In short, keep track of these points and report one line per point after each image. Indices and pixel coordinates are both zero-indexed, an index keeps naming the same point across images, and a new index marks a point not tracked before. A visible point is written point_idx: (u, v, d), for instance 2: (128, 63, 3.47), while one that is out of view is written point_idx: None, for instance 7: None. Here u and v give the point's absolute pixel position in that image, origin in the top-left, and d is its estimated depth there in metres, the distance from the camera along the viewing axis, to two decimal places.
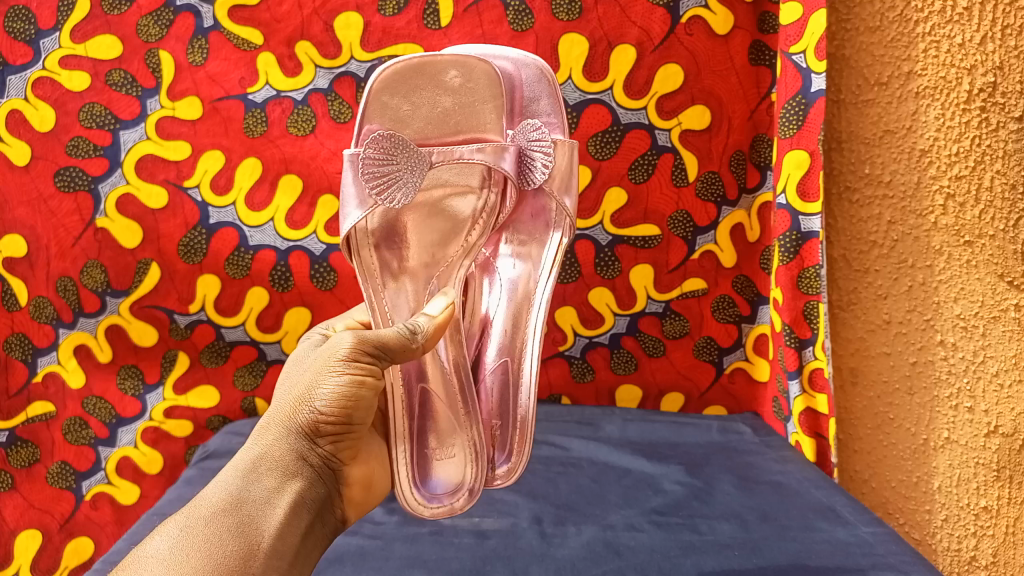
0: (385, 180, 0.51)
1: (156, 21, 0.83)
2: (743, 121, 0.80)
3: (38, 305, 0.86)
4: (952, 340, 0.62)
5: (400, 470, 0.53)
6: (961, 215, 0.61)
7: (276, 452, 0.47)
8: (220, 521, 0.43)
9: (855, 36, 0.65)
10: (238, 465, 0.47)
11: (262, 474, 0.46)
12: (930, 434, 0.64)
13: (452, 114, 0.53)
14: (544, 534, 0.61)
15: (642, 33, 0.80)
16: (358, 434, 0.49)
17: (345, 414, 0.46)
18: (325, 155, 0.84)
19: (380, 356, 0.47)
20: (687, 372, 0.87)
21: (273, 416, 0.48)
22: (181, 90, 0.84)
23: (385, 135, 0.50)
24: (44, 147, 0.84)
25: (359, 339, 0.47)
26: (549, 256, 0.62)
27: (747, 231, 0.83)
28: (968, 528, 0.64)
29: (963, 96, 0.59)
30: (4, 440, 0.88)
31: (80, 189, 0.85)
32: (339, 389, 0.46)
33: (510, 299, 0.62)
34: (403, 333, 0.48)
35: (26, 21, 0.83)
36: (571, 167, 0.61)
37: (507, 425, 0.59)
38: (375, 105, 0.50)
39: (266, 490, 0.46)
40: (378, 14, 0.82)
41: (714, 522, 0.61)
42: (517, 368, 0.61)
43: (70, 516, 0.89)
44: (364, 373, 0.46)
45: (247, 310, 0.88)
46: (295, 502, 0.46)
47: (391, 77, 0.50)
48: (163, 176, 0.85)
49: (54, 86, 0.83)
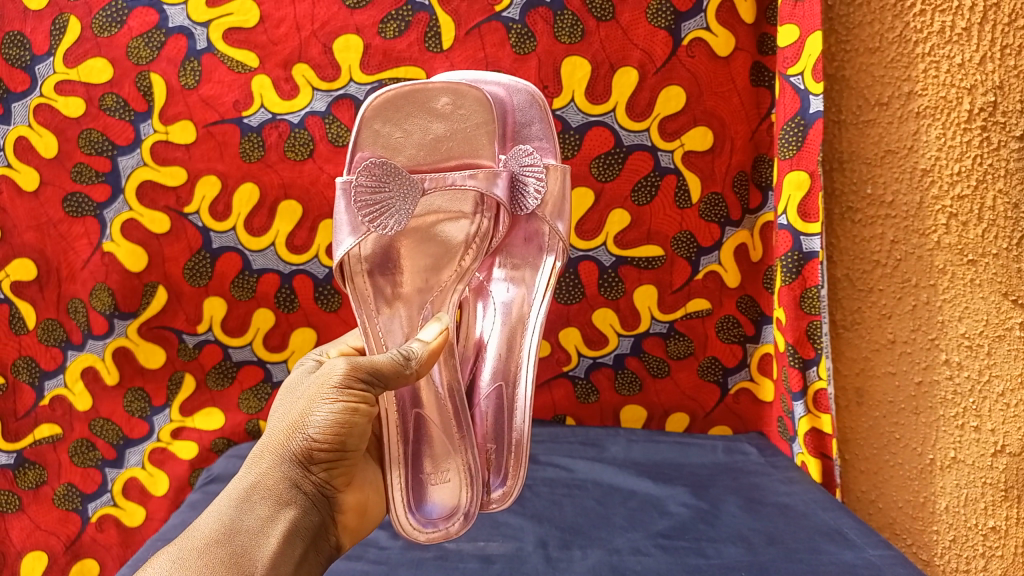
0: (377, 208, 0.51)
1: (145, 43, 0.83)
2: (745, 141, 0.81)
3: (48, 327, 0.87)
4: (956, 360, 0.62)
5: (395, 497, 0.54)
6: (964, 235, 0.61)
7: (270, 480, 0.47)
8: (214, 551, 0.43)
9: (854, 57, 0.65)
10: (231, 494, 0.47)
11: (255, 503, 0.46)
12: (936, 454, 0.64)
13: (444, 140, 0.53)
14: (550, 558, 0.61)
15: (644, 55, 0.80)
16: (352, 460, 0.49)
17: (339, 441, 0.46)
18: (325, 180, 0.85)
19: (373, 382, 0.47)
20: (692, 393, 0.87)
21: (266, 444, 0.48)
22: (172, 115, 0.84)
23: (376, 162, 0.51)
24: (52, 173, 0.85)
25: (352, 365, 0.47)
26: (542, 281, 0.62)
27: (751, 251, 0.83)
28: (977, 549, 0.63)
29: (963, 116, 0.59)
30: (11, 462, 0.88)
31: (87, 214, 0.86)
32: (332, 416, 0.46)
33: (504, 323, 0.62)
34: (397, 359, 0.48)
35: (22, 47, 0.84)
36: (564, 192, 0.60)
37: (502, 449, 0.60)
38: (367, 133, 0.51)
39: (259, 519, 0.46)
40: (378, 36, 0.82)
41: (720, 545, 0.61)
42: (512, 392, 0.60)
43: (76, 537, 0.89)
44: (357, 400, 0.46)
45: (255, 330, 0.88)
46: (289, 530, 0.46)
47: (382, 105, 0.50)
48: (164, 204, 0.86)
49: (53, 113, 0.84)
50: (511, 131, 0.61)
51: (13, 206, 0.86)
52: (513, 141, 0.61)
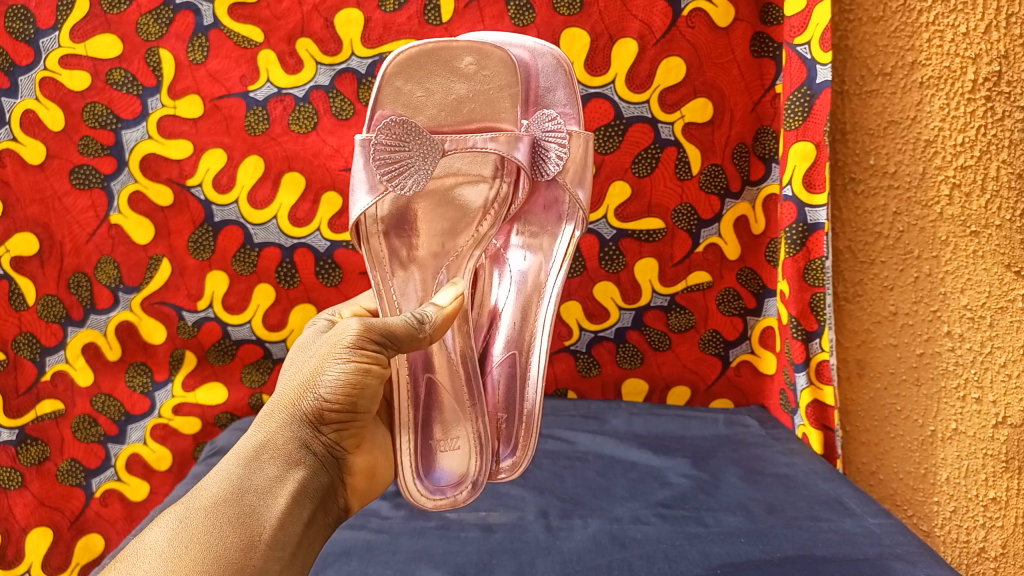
0: (396, 167, 0.51)
1: (156, 20, 0.83)
2: (745, 113, 0.80)
3: (49, 302, 0.87)
4: (958, 331, 0.62)
5: (404, 462, 0.53)
6: (967, 206, 0.61)
7: (279, 440, 0.47)
8: (221, 511, 0.43)
9: (858, 27, 0.64)
10: (240, 453, 0.47)
11: (264, 462, 0.46)
12: (937, 425, 0.64)
13: (466, 101, 0.53)
14: (551, 527, 0.61)
15: (644, 26, 0.79)
16: (362, 422, 0.49)
17: (349, 401, 0.47)
18: (327, 152, 0.85)
19: (386, 344, 0.48)
20: (693, 365, 0.87)
21: (275, 404, 0.49)
22: (182, 88, 0.84)
23: (398, 121, 0.50)
24: (58, 146, 0.85)
25: (366, 326, 0.47)
26: (560, 249, 0.62)
27: (752, 224, 0.83)
28: (977, 520, 0.63)
29: (967, 85, 0.59)
30: (14, 438, 0.88)
31: (94, 186, 0.85)
32: (343, 376, 0.46)
33: (518, 293, 0.62)
34: (411, 323, 0.49)
35: (26, 20, 0.83)
36: (585, 159, 0.60)
37: (513, 418, 0.60)
38: (389, 91, 0.51)
39: (269, 478, 0.46)
40: (378, 10, 0.82)
41: (720, 515, 0.61)
42: (525, 362, 0.61)
43: (81, 512, 0.90)
44: (369, 361, 0.47)
45: (255, 307, 0.88)
46: (297, 490, 0.46)
47: (405, 62, 0.50)
48: (167, 175, 0.85)
49: (57, 86, 0.83)
50: (533, 96, 0.61)
51: (18, 179, 0.85)
52: (536, 105, 0.61)
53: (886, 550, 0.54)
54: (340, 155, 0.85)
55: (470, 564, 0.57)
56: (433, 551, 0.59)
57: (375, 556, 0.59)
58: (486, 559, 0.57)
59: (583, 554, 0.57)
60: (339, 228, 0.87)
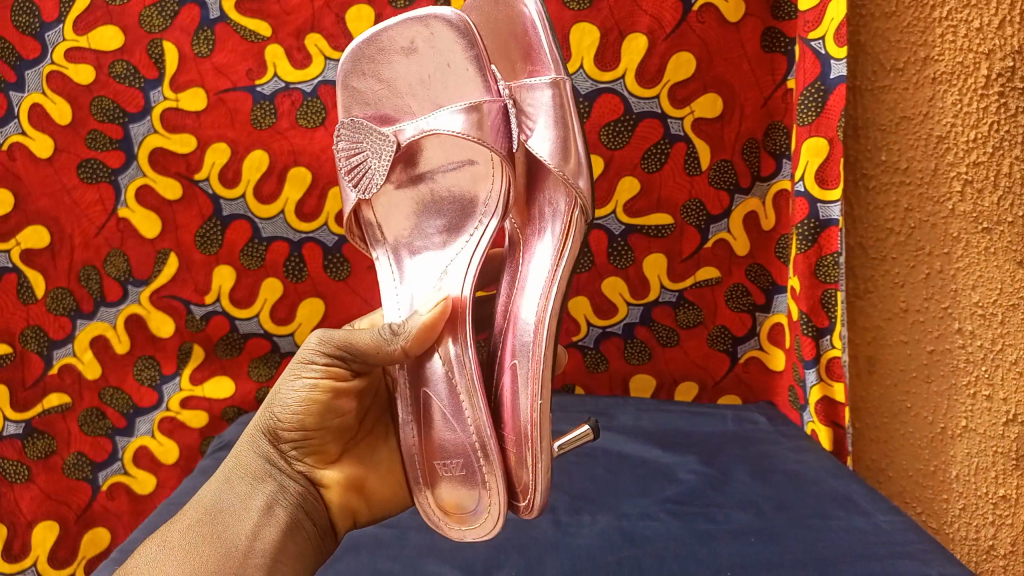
0: (358, 168, 0.54)
1: (158, 12, 0.82)
2: (756, 109, 0.79)
3: (58, 296, 0.87)
4: (969, 328, 0.62)
5: None
6: (979, 202, 0.60)
7: (251, 459, 0.52)
8: (193, 528, 0.49)
9: (870, 21, 0.64)
10: (221, 472, 0.53)
11: (238, 481, 0.52)
12: (947, 423, 0.64)
13: (423, 81, 0.53)
14: (559, 523, 0.61)
15: (654, 21, 0.79)
16: (325, 435, 0.52)
17: (301, 416, 0.50)
18: (336, 148, 0.85)
19: (339, 360, 0.50)
20: (701, 361, 0.87)
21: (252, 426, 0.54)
22: (185, 81, 0.83)
23: (346, 123, 0.54)
24: (67, 140, 0.84)
25: (314, 344, 0.51)
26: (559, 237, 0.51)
27: (762, 219, 0.82)
28: (987, 518, 0.63)
29: (981, 81, 0.58)
30: (20, 432, 0.88)
31: (102, 179, 0.85)
32: (294, 397, 0.50)
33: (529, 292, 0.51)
34: (379, 335, 0.50)
35: (31, 13, 0.82)
36: (561, 115, 0.50)
37: (522, 443, 0.49)
38: (353, 93, 0.55)
39: (238, 495, 0.51)
40: (390, 5, 0.81)
41: (730, 511, 0.61)
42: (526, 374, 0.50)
43: (87, 506, 0.90)
44: (315, 376, 0.50)
45: (262, 300, 0.88)
46: (265, 504, 0.50)
47: (356, 62, 0.55)
48: (175, 170, 0.85)
49: (64, 80, 0.83)
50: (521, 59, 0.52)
51: (28, 171, 0.85)
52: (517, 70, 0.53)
53: (898, 549, 0.54)
54: None
55: (479, 559, 0.57)
56: (442, 547, 0.59)
57: (384, 551, 0.59)
58: (494, 555, 0.57)
59: (593, 550, 0.57)
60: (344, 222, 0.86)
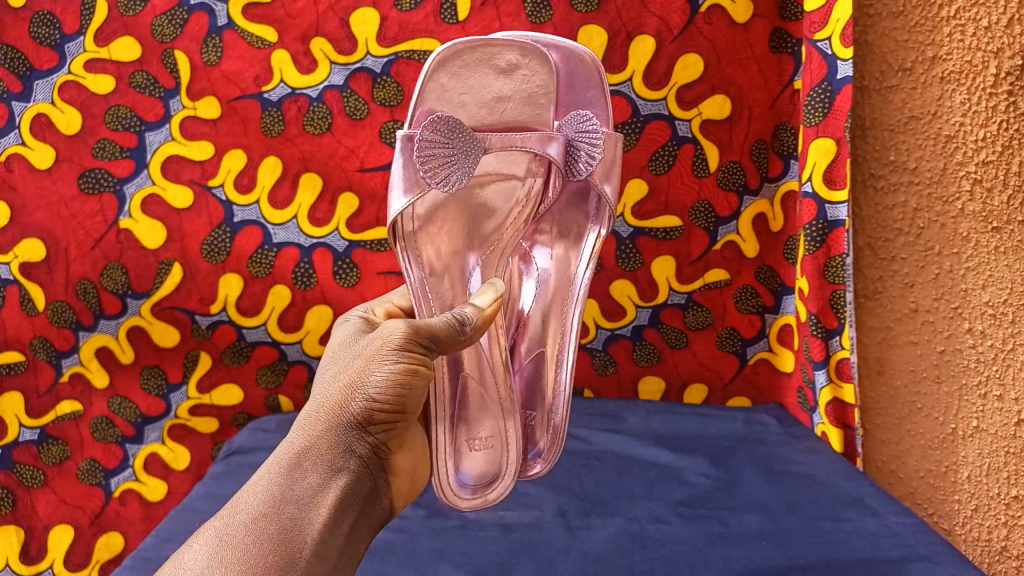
0: (440, 162, 0.53)
1: (169, 21, 0.82)
2: (764, 109, 0.79)
3: (58, 309, 0.87)
4: (980, 328, 0.62)
5: (439, 462, 0.54)
6: (988, 202, 0.60)
7: (324, 445, 0.45)
8: (261, 525, 0.42)
9: (878, 21, 0.64)
10: (282, 460, 0.45)
11: (306, 470, 0.45)
12: (958, 423, 0.64)
13: (506, 101, 0.56)
14: (570, 526, 0.61)
15: (661, 23, 0.79)
16: (405, 425, 0.48)
17: (399, 402, 0.46)
18: (342, 153, 0.85)
19: (430, 346, 0.48)
20: (710, 363, 0.87)
21: (317, 408, 0.47)
22: (198, 90, 0.84)
23: (441, 117, 0.52)
24: (69, 149, 0.85)
25: (412, 328, 0.47)
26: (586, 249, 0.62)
27: (770, 221, 0.82)
28: (999, 518, 0.63)
29: (989, 81, 0.58)
30: (35, 438, 0.89)
31: (105, 190, 0.86)
32: (391, 376, 0.46)
33: (547, 289, 0.63)
34: (452, 324, 0.49)
35: (50, 25, 0.82)
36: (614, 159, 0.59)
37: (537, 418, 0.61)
38: (433, 88, 0.53)
39: (309, 486, 0.44)
40: (395, 9, 0.81)
41: (741, 515, 0.61)
42: (552, 360, 0.62)
43: (101, 511, 0.90)
44: (416, 363, 0.47)
45: (270, 308, 0.89)
46: (340, 499, 0.45)
47: (450, 58, 0.52)
48: (189, 177, 0.86)
49: (79, 89, 0.83)
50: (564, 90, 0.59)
51: (24, 182, 0.85)
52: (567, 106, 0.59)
53: (910, 551, 0.54)
54: (355, 156, 0.85)
55: (490, 563, 0.57)
56: (453, 551, 0.59)
57: (395, 556, 0.59)
58: (506, 559, 0.57)
59: (603, 554, 0.57)
60: (356, 227, 0.87)
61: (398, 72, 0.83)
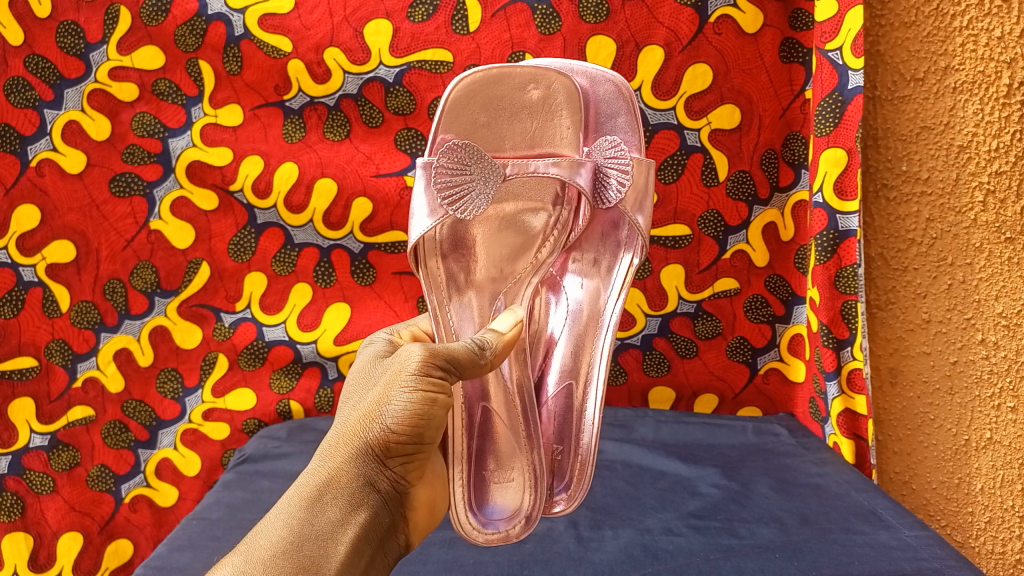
0: (456, 191, 0.54)
1: (190, 32, 0.82)
2: (774, 119, 0.79)
3: (82, 310, 0.87)
4: (993, 339, 0.62)
5: (456, 492, 0.52)
6: (1001, 212, 0.60)
7: (343, 478, 0.43)
8: (279, 564, 0.41)
9: (889, 31, 0.63)
10: (302, 492, 0.44)
11: (326, 504, 0.43)
12: (972, 434, 0.64)
13: (534, 129, 0.56)
14: (581, 537, 0.61)
15: (671, 33, 0.79)
16: (427, 453, 0.45)
17: (416, 432, 0.43)
18: (360, 160, 0.85)
19: (450, 370, 0.45)
20: (720, 372, 0.86)
21: (339, 436, 0.45)
22: (222, 98, 0.84)
23: (460, 145, 0.53)
24: (101, 155, 0.85)
25: (430, 352, 0.44)
26: (618, 278, 0.61)
27: (781, 230, 0.82)
28: (1013, 530, 0.63)
29: (1002, 90, 0.57)
30: (46, 444, 0.88)
31: (135, 193, 0.86)
32: (410, 406, 0.43)
33: (581, 315, 0.62)
34: (472, 349, 0.47)
35: (76, 35, 0.82)
36: (645, 188, 0.59)
37: (568, 450, 0.59)
38: (450, 117, 0.53)
39: (331, 521, 0.42)
40: (407, 21, 0.82)
41: (753, 526, 0.60)
42: (582, 393, 0.60)
43: (111, 517, 0.91)
44: (435, 390, 0.44)
45: (290, 308, 0.89)
46: (360, 534, 0.43)
47: (504, 90, 0.54)
48: (212, 181, 0.86)
49: (107, 97, 0.84)
50: (592, 122, 0.60)
51: (56, 187, 0.85)
52: (596, 132, 0.60)
53: (924, 565, 0.53)
54: (372, 161, 0.85)
55: None
56: (464, 562, 0.59)
57: (406, 567, 0.59)
58: (518, 570, 0.57)
59: (615, 565, 0.57)
60: (371, 231, 0.87)
61: (409, 82, 0.83)
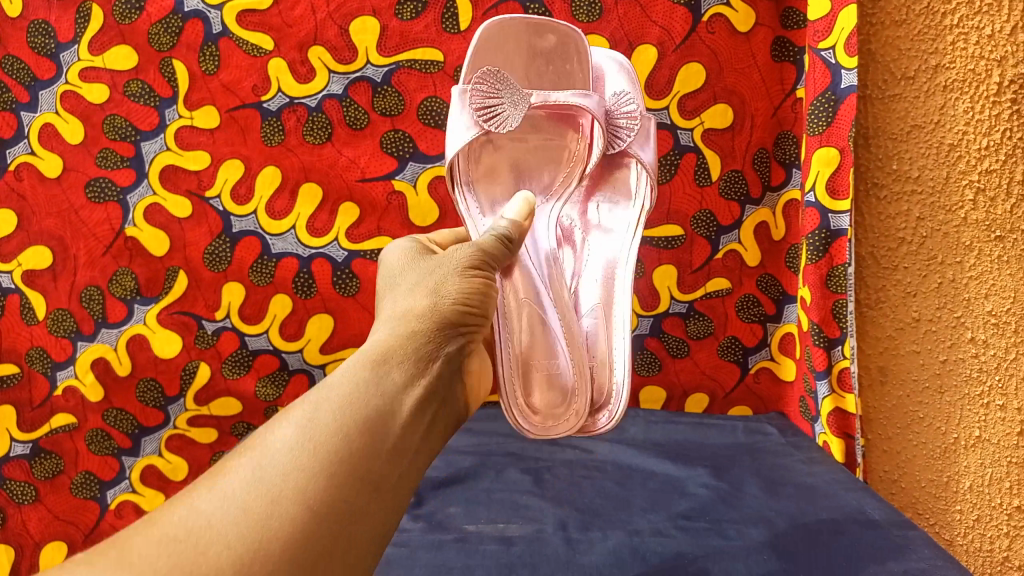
0: None
1: (166, 30, 0.83)
2: (766, 118, 0.79)
3: (58, 317, 0.87)
4: (982, 338, 0.61)
5: (513, 400, 0.59)
6: (991, 210, 0.59)
7: (403, 344, 0.47)
8: (350, 411, 0.41)
9: (881, 31, 0.64)
10: (363, 357, 0.45)
11: (392, 364, 0.45)
12: (960, 432, 0.63)
13: None
14: (570, 540, 0.61)
15: (664, 32, 0.79)
16: (478, 328, 0.52)
17: (471, 302, 0.52)
18: (344, 164, 0.85)
19: (489, 260, 0.56)
20: (712, 372, 0.86)
21: (395, 321, 0.49)
22: (197, 99, 0.84)
23: None
24: (76, 159, 0.85)
25: (475, 247, 0.55)
26: (636, 186, 0.72)
27: (772, 229, 0.81)
28: (1001, 529, 0.61)
29: (992, 88, 0.56)
30: (27, 452, 0.89)
31: (109, 199, 0.86)
32: (466, 285, 0.52)
33: (606, 256, 0.69)
34: (500, 239, 0.58)
35: (46, 35, 0.83)
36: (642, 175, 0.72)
37: (599, 359, 0.65)
38: None
39: (398, 381, 0.44)
40: (395, 18, 0.81)
41: (741, 527, 0.60)
42: (611, 320, 0.66)
43: (94, 525, 0.90)
44: (478, 270, 0.54)
45: (271, 317, 0.88)
46: (425, 393, 0.45)
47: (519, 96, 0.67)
48: (187, 187, 0.86)
49: (78, 99, 0.84)
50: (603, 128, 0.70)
51: (34, 192, 0.86)
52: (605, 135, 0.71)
53: (910, 565, 0.53)
54: (356, 165, 0.85)
55: None
56: (452, 565, 0.59)
57: (393, 570, 0.58)
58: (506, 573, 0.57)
59: (602, 568, 0.57)
60: (356, 238, 0.87)
61: (398, 82, 0.83)
